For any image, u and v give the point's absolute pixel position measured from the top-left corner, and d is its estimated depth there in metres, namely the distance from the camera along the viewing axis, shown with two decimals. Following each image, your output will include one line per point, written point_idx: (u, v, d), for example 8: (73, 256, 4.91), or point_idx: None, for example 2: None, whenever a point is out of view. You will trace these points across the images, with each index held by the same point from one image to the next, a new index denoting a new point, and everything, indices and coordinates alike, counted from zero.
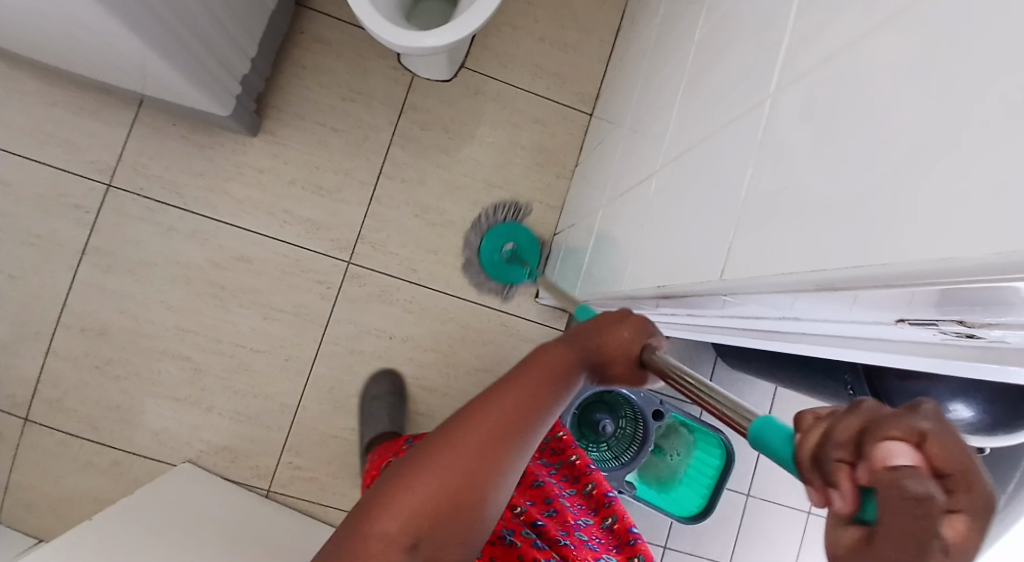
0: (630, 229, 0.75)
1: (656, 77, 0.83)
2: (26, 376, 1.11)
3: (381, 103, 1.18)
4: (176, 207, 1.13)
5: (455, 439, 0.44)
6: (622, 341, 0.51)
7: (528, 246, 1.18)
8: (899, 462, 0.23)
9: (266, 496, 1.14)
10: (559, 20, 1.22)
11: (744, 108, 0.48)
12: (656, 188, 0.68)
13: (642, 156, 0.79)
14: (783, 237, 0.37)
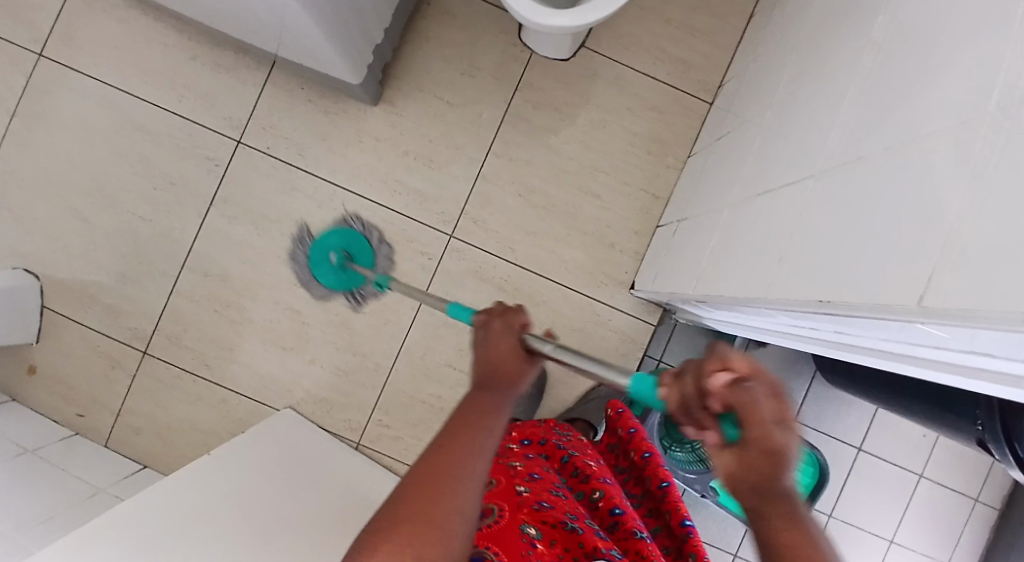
0: (767, 237, 0.76)
1: (810, 84, 0.83)
2: (151, 311, 1.20)
3: (499, 81, 1.21)
4: (298, 167, 1.19)
5: (394, 515, 0.46)
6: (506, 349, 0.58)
7: (358, 249, 1.18)
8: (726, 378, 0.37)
9: (355, 449, 1.20)
10: (686, 10, 1.21)
11: (951, 126, 0.49)
12: (811, 198, 0.69)
13: (786, 163, 0.79)
14: (999, 269, 0.38)
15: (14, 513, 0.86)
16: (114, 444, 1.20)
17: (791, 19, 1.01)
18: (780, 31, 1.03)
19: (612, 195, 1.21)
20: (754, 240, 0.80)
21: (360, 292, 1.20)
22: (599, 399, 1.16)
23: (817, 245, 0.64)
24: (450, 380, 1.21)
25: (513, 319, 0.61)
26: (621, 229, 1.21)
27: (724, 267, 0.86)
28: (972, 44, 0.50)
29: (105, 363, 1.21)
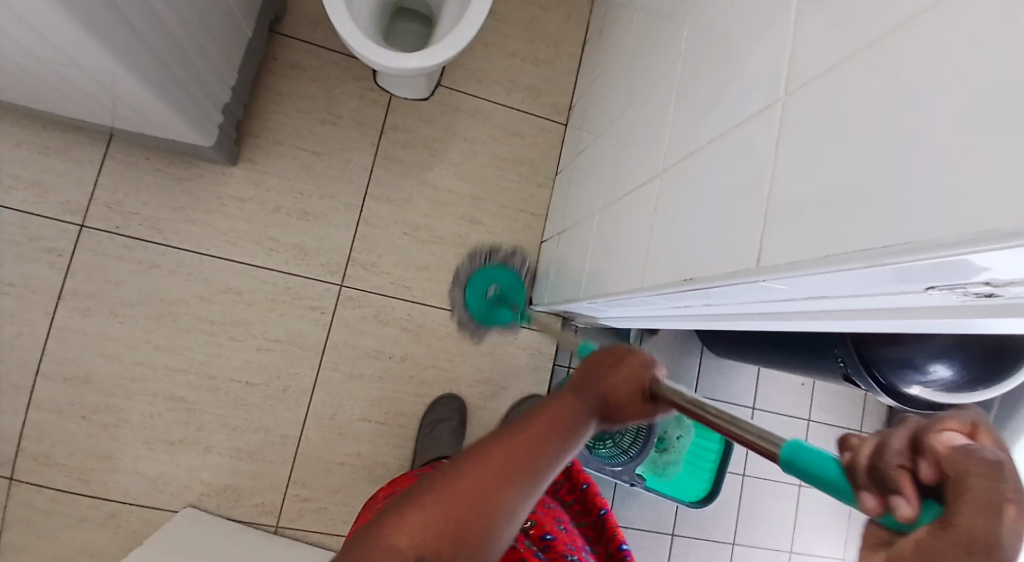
0: (633, 231, 0.81)
1: (644, 87, 0.90)
2: (7, 433, 1.05)
3: (361, 126, 1.20)
4: (157, 244, 1.11)
5: (463, 475, 0.43)
6: (626, 377, 0.52)
7: (512, 288, 1.20)
8: (962, 443, 0.24)
9: (275, 533, 1.11)
10: (528, 36, 1.27)
11: (758, 108, 0.55)
12: (661, 189, 0.74)
13: (638, 161, 0.85)
14: (816, 222, 0.43)
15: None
16: None
17: (622, 32, 1.09)
18: (615, 44, 1.11)
19: (494, 218, 1.24)
20: (624, 236, 0.84)
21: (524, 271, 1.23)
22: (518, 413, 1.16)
23: (674, 230, 0.68)
24: (365, 434, 1.16)
25: (646, 363, 0.53)
26: (508, 250, 1.24)
27: (601, 266, 0.90)
28: (760, 37, 0.58)
29: None
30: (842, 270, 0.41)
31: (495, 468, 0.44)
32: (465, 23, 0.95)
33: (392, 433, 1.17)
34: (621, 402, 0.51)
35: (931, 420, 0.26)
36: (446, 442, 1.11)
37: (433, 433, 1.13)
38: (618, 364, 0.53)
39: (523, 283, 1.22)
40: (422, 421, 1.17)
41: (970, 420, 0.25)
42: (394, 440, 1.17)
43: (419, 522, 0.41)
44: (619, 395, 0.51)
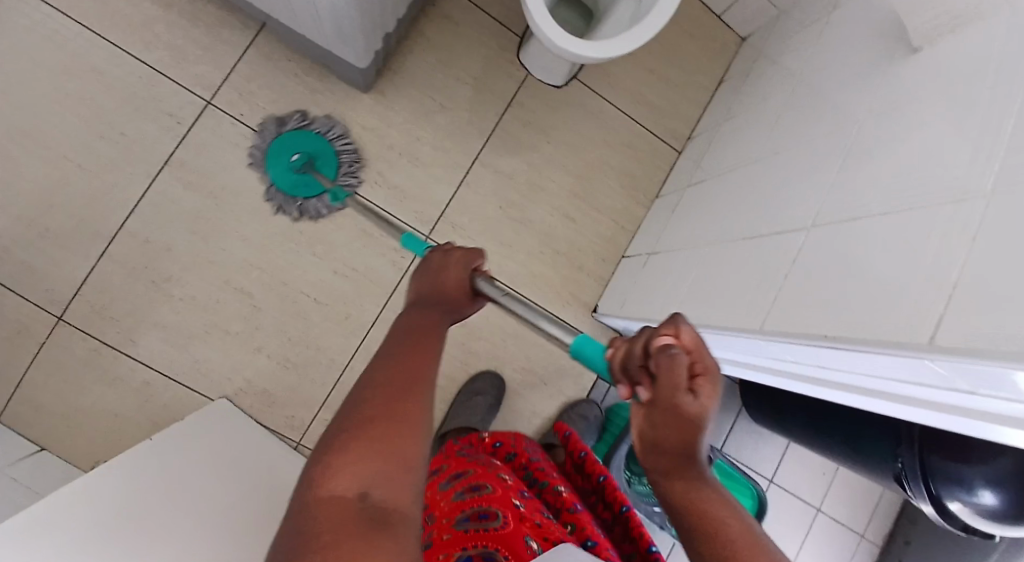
0: (756, 276, 0.88)
1: (799, 153, 0.96)
2: (73, 275, 1.05)
3: (493, 94, 1.22)
4: (273, 143, 1.12)
5: (351, 412, 0.47)
6: (455, 279, 0.63)
7: (322, 157, 1.11)
8: (665, 345, 0.48)
9: (296, 449, 1.13)
10: (670, 60, 1.31)
11: (958, 203, 0.61)
12: (811, 248, 0.80)
13: (775, 216, 0.92)
14: (1014, 318, 0.49)
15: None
16: (4, 422, 1.02)
17: (772, 92, 1.14)
18: (761, 99, 1.15)
19: (585, 220, 1.27)
20: (741, 279, 0.91)
21: (349, 168, 1.14)
22: (573, 422, 1.19)
23: (815, 292, 0.75)
24: None
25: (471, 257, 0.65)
26: (590, 254, 1.26)
27: (705, 296, 0.97)
28: (973, 143, 0.64)
29: (2, 329, 1.03)
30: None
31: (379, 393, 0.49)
32: (638, 34, 0.98)
33: None
34: (456, 298, 0.62)
35: (651, 334, 0.50)
36: (479, 415, 1.13)
37: (472, 404, 1.15)
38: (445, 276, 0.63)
39: (337, 158, 1.13)
40: (462, 388, 1.18)
41: (684, 334, 0.49)
42: None
43: (348, 465, 0.43)
44: (451, 293, 0.62)
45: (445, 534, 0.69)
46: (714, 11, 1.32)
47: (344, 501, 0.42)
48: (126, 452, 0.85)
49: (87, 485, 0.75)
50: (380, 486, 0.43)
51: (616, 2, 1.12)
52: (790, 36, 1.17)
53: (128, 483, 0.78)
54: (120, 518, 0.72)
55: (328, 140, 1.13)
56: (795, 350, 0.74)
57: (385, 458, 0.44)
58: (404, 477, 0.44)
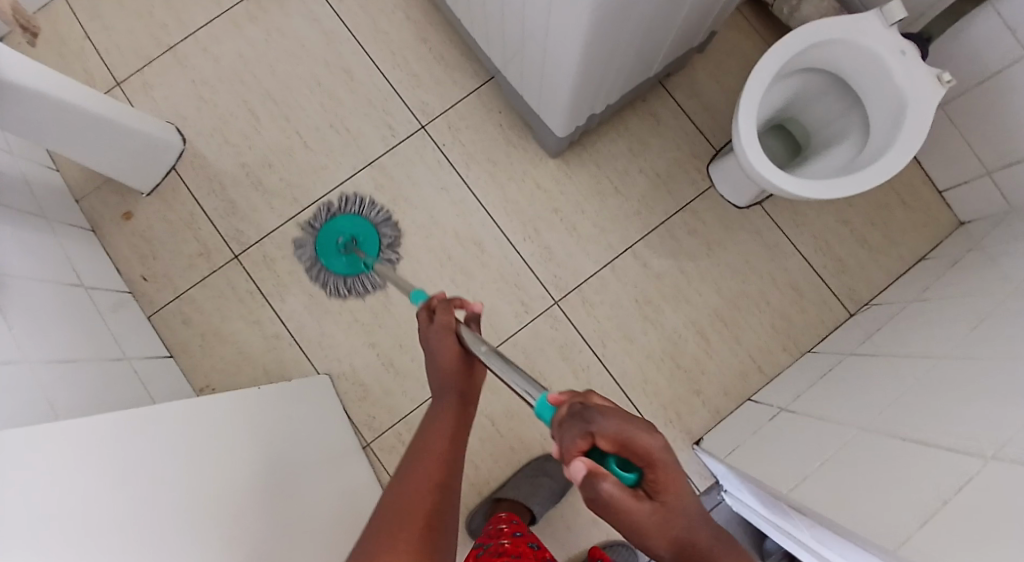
0: (905, 487, 0.72)
1: (993, 358, 0.81)
2: (262, 226, 1.22)
3: (670, 195, 1.23)
4: (459, 174, 1.23)
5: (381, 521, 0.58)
6: (451, 344, 0.70)
7: (364, 236, 1.19)
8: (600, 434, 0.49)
9: (363, 448, 1.16)
10: (869, 220, 1.23)
11: None
12: (980, 472, 0.66)
13: (947, 418, 0.77)
14: None
15: (42, 344, 0.86)
16: (158, 322, 1.19)
17: (975, 286, 1.01)
18: (962, 289, 1.03)
19: (719, 346, 1.20)
20: (884, 482, 0.76)
21: (390, 246, 1.20)
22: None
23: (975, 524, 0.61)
24: (481, 432, 1.16)
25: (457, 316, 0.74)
26: (714, 381, 1.19)
27: (837, 481, 0.82)
28: None
29: (192, 248, 1.22)
30: None
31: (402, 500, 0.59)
32: (854, 178, 0.92)
33: (503, 451, 1.16)
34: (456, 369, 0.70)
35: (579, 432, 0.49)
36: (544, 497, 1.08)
37: (536, 480, 1.10)
38: (443, 360, 0.70)
39: (379, 242, 1.20)
40: (534, 461, 1.14)
41: (596, 429, 0.49)
42: (500, 457, 1.16)
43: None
44: (453, 367, 0.70)
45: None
46: (936, 185, 1.23)
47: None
48: (243, 395, 0.90)
49: (200, 406, 0.80)
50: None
51: (835, 142, 1.09)
52: (1016, 235, 1.04)
53: (227, 424, 0.82)
54: (211, 450, 0.76)
55: (378, 227, 1.21)
56: None
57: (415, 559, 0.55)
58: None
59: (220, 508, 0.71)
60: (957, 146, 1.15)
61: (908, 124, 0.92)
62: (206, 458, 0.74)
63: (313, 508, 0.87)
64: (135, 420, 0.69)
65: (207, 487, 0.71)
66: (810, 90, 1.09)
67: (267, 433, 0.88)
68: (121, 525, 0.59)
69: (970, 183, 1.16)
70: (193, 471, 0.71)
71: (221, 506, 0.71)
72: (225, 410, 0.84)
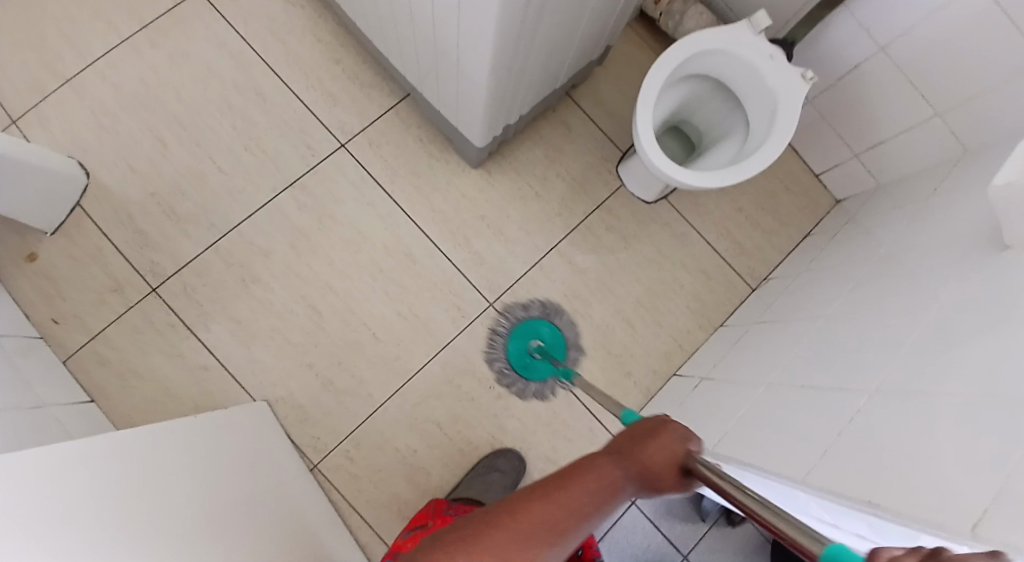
0: (807, 427, 0.82)
1: (873, 312, 0.94)
2: (181, 255, 1.19)
3: (586, 194, 1.31)
4: (382, 189, 1.25)
5: (521, 501, 0.51)
6: (670, 449, 0.56)
7: (553, 344, 1.23)
8: None
9: (309, 470, 1.14)
10: (761, 204, 1.36)
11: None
12: (865, 407, 0.77)
13: (839, 368, 0.88)
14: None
15: None
16: (72, 366, 1.13)
17: (854, 255, 1.15)
18: (844, 260, 1.16)
19: (644, 331, 1.28)
20: (789, 428, 0.85)
21: (571, 346, 1.25)
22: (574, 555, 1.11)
23: (862, 449, 0.71)
24: (428, 438, 1.18)
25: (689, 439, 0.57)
26: (642, 364, 1.27)
27: (752, 434, 0.91)
28: None
29: (106, 284, 1.16)
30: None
31: (540, 505, 0.50)
32: (737, 168, 1.04)
33: (451, 454, 1.18)
34: (659, 474, 0.55)
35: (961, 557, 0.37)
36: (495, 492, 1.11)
37: (485, 477, 1.13)
38: (655, 438, 0.57)
39: (566, 346, 1.24)
40: (482, 460, 1.17)
41: None
42: (448, 459, 1.18)
43: None
44: (659, 463, 0.55)
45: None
46: (813, 170, 1.38)
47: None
48: (173, 425, 0.87)
49: (132, 437, 0.78)
50: None
51: (723, 140, 1.21)
52: (883, 208, 1.20)
53: (161, 452, 0.80)
54: (149, 478, 0.74)
55: (564, 332, 1.25)
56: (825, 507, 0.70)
57: None
58: None
59: (165, 536, 0.69)
60: (827, 135, 1.31)
61: (780, 120, 1.05)
62: (143, 487, 0.73)
63: (260, 529, 0.86)
64: (65, 452, 0.67)
65: (150, 520, 0.69)
66: (699, 96, 1.21)
67: (204, 459, 0.86)
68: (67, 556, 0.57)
69: (841, 165, 1.33)
70: (131, 500, 0.69)
71: (166, 533, 0.70)
72: (156, 439, 0.81)
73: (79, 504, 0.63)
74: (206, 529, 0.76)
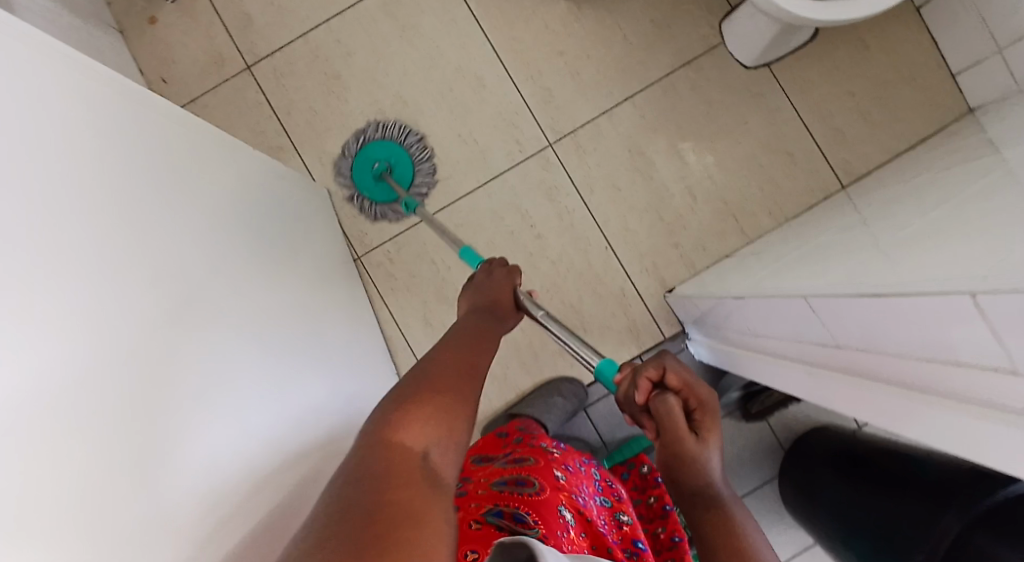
0: (827, 262, 0.77)
1: (947, 181, 0.83)
2: (273, 40, 1.20)
3: (677, 50, 1.21)
4: (467, 6, 1.21)
5: (408, 378, 0.59)
6: (505, 285, 0.83)
7: (399, 165, 1.16)
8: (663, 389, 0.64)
9: (352, 260, 1.18)
10: (876, 92, 1.20)
11: None
12: (892, 238, 0.72)
13: (891, 224, 0.78)
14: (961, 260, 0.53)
15: None
16: None
17: (956, 151, 1.00)
18: (948, 153, 1.01)
19: (705, 203, 1.20)
20: (811, 266, 0.80)
21: (425, 170, 1.18)
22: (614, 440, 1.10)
23: (861, 268, 0.67)
24: (465, 260, 1.18)
25: (511, 276, 0.84)
26: (694, 236, 1.20)
27: (774, 277, 0.86)
28: None
29: (206, 57, 1.21)
30: (936, 316, 0.51)
31: (445, 377, 0.59)
32: (851, 4, 0.92)
33: None
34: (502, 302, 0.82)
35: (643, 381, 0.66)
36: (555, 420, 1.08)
37: (546, 398, 1.11)
38: (500, 294, 0.82)
39: (413, 171, 1.17)
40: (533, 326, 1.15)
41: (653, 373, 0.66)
42: None
43: (418, 417, 0.53)
44: (501, 297, 0.82)
45: (482, 489, 0.77)
46: (951, 69, 1.19)
47: (406, 449, 0.50)
48: (17, 54, 0.51)
49: (129, 109, 0.66)
50: (436, 452, 0.51)
51: None
52: (1010, 107, 1.04)
53: (212, 159, 0.81)
54: (255, 213, 0.88)
55: (406, 149, 1.17)
56: (794, 324, 0.74)
57: (437, 421, 0.54)
58: (449, 445, 0.53)
59: (214, 281, 0.71)
60: (973, 23, 1.12)
61: None
62: (160, 204, 0.65)
63: (223, 238, 0.77)
64: (234, 158, 0.88)
65: (275, 230, 0.92)
66: None
67: (131, 133, 0.65)
68: (162, 220, 0.64)
69: (983, 63, 1.13)
70: (248, 227, 0.84)
71: (262, 256, 0.86)
72: (22, 119, 0.49)
73: (227, 191, 0.82)
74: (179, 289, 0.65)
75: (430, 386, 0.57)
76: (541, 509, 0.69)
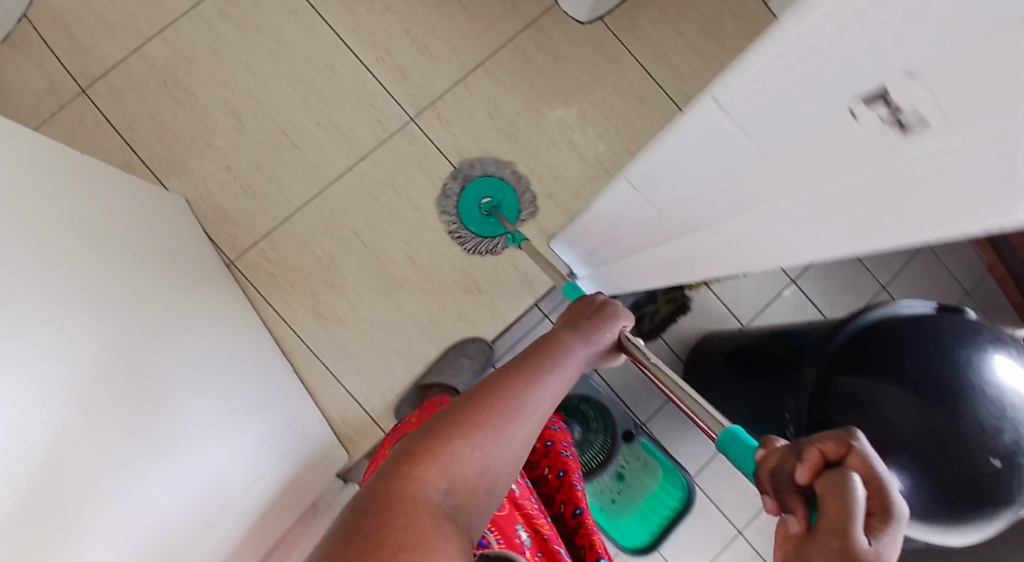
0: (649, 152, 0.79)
1: None
2: (107, 58, 1.17)
3: (516, 13, 1.26)
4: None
5: (457, 407, 0.54)
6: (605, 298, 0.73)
7: (506, 202, 1.22)
8: (826, 460, 0.39)
9: (226, 266, 1.15)
10: (702, 27, 1.30)
11: None
12: None
13: None
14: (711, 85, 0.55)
15: None
16: None
17: None
18: None
19: (570, 152, 1.25)
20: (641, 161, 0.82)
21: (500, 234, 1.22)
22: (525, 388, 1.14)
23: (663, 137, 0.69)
24: (346, 245, 1.18)
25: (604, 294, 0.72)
26: (565, 184, 1.25)
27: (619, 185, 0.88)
28: None
29: (36, 85, 1.15)
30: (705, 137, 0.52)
31: (485, 398, 0.55)
32: None
33: (369, 262, 1.19)
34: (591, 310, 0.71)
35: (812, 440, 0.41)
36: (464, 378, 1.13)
37: (456, 362, 1.15)
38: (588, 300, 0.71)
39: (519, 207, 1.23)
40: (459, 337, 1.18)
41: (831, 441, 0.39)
42: (366, 266, 1.19)
43: (431, 478, 0.49)
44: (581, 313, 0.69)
45: None
46: None
47: (417, 506, 0.47)
48: None
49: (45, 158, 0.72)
50: (453, 518, 0.49)
51: None
52: None
53: (96, 184, 0.84)
54: (148, 234, 0.91)
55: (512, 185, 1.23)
56: (636, 212, 0.75)
57: (464, 474, 0.51)
58: (465, 505, 0.51)
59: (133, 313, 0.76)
60: None
61: None
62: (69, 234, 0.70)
63: (86, 243, 0.73)
64: (132, 196, 0.93)
65: (174, 259, 0.95)
66: None
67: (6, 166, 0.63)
68: (87, 263, 0.71)
69: None
70: (158, 259, 0.89)
71: (169, 279, 0.89)
72: None
73: (130, 223, 0.88)
74: (75, 392, 0.61)
75: (466, 418, 0.53)
76: (502, 524, 0.74)
